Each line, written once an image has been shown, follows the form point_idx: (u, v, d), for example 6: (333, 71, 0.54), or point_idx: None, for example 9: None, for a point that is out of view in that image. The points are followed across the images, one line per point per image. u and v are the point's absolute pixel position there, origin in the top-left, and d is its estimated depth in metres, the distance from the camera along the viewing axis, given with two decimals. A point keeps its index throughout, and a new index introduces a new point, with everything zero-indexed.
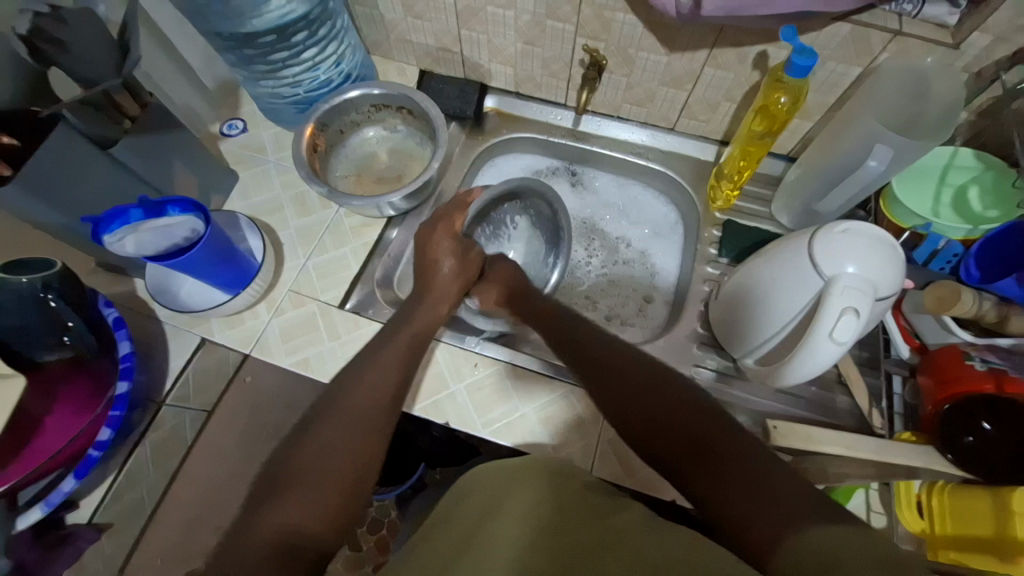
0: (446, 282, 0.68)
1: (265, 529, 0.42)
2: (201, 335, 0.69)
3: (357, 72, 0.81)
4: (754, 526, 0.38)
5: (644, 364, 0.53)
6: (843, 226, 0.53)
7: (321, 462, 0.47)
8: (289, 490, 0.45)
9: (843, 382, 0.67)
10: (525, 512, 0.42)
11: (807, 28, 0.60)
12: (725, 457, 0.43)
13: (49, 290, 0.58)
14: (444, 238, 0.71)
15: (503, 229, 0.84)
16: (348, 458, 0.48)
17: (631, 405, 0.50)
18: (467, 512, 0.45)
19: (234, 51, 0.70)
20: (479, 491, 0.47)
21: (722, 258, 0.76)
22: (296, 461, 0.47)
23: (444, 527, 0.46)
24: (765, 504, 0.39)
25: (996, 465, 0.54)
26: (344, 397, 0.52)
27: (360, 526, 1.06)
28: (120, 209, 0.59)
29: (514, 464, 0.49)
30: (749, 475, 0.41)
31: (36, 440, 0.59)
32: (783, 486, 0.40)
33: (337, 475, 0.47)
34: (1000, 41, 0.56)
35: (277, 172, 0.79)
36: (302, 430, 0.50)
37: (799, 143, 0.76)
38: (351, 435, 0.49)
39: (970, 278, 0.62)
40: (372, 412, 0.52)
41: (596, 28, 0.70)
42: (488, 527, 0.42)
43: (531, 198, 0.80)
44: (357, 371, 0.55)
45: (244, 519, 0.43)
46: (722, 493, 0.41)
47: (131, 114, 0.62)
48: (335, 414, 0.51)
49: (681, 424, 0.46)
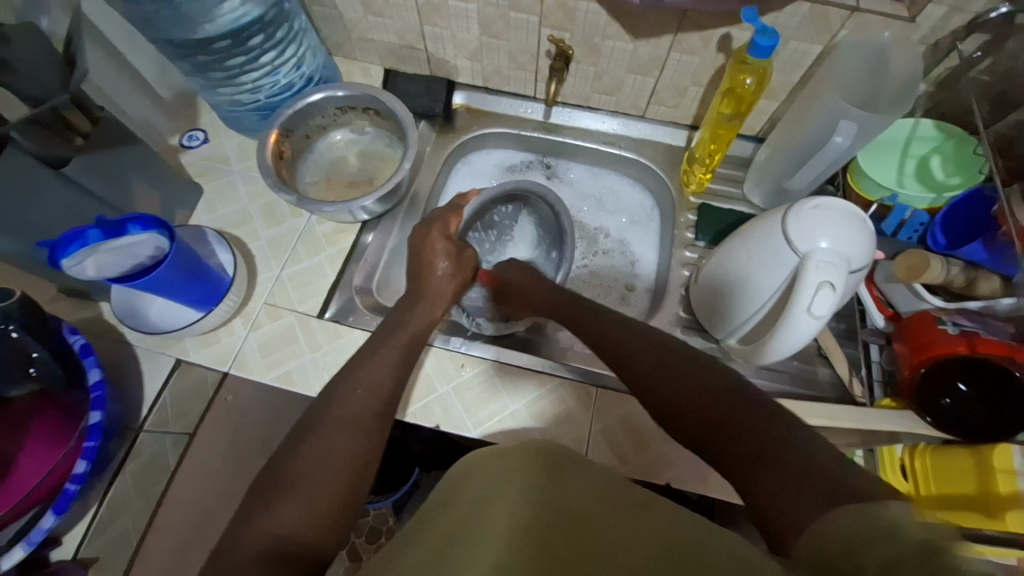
0: (441, 284, 0.67)
1: (259, 534, 0.41)
2: (175, 356, 0.66)
3: (319, 75, 0.79)
4: (776, 511, 0.37)
5: (654, 348, 0.55)
6: (813, 202, 0.54)
7: (317, 468, 0.46)
8: (284, 493, 0.44)
9: (823, 354, 0.68)
10: (518, 500, 0.41)
11: (767, 8, 0.61)
12: (752, 445, 0.41)
13: (9, 321, 0.56)
14: (438, 241, 0.70)
15: (507, 232, 0.84)
16: (344, 464, 0.47)
17: (653, 382, 0.51)
18: (467, 495, 0.44)
19: (188, 59, 0.67)
20: (476, 478, 0.45)
21: (699, 241, 0.76)
22: (287, 468, 0.46)
23: (442, 514, 0.44)
24: (785, 484, 0.38)
25: (975, 423, 0.55)
26: (336, 403, 0.51)
27: (358, 536, 1.06)
28: (77, 230, 0.56)
29: (509, 449, 0.47)
30: (771, 459, 0.40)
31: (13, 475, 0.58)
32: (804, 464, 0.38)
33: (333, 477, 0.46)
34: (954, 11, 0.58)
35: (243, 182, 0.77)
36: (297, 436, 0.49)
37: (767, 123, 0.77)
38: (349, 441, 0.48)
39: (937, 245, 0.65)
40: (363, 415, 0.51)
41: (559, 18, 0.70)
42: (489, 508, 0.41)
43: (534, 201, 0.81)
44: (344, 377, 0.54)
45: (235, 528, 0.43)
46: (752, 480, 0.40)
47: (82, 130, 0.59)
48: (330, 417, 0.50)
49: (709, 413, 0.46)
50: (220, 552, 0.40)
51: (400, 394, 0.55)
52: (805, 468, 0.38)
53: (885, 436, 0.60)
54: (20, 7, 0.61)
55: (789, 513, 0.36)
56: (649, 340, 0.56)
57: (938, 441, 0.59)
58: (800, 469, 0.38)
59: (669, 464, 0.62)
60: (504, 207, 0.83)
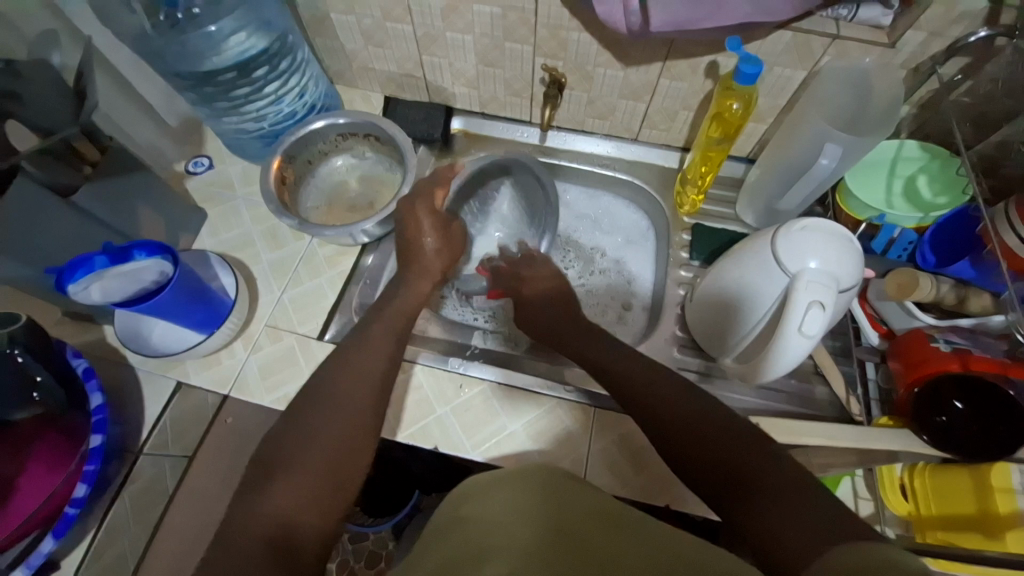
0: (429, 259, 0.70)
1: (257, 522, 0.41)
2: (177, 378, 0.68)
3: (321, 103, 0.82)
4: (785, 550, 0.37)
5: (656, 379, 0.55)
6: (801, 223, 0.55)
7: (315, 450, 0.46)
8: (281, 479, 0.44)
9: (819, 372, 0.68)
10: (521, 526, 0.41)
11: (751, 37, 0.63)
12: (759, 480, 0.42)
13: (14, 346, 0.57)
14: (423, 216, 0.71)
15: (490, 207, 0.87)
16: (340, 444, 0.48)
17: (656, 410, 0.52)
18: (471, 519, 0.43)
19: (194, 90, 0.70)
20: (482, 502, 0.45)
21: (693, 261, 0.78)
22: (287, 445, 0.47)
23: (444, 539, 0.43)
24: (795, 524, 0.38)
25: (970, 442, 0.55)
26: (336, 384, 0.52)
27: (358, 561, 1.05)
28: (83, 257, 0.58)
29: (517, 476, 0.47)
30: (780, 499, 0.40)
31: (14, 500, 0.58)
32: (806, 499, 0.39)
33: (328, 454, 0.47)
34: (933, 37, 0.60)
35: (246, 207, 0.78)
36: (286, 428, 0.49)
37: (757, 145, 0.79)
38: (346, 423, 0.49)
39: (926, 263, 0.66)
40: (356, 404, 0.51)
41: (552, 48, 0.72)
42: (495, 534, 0.41)
43: (519, 172, 0.82)
44: (344, 378, 0.53)
45: (237, 510, 0.43)
46: (761, 518, 0.39)
47: (91, 159, 0.63)
48: (324, 407, 0.50)
49: (716, 447, 0.46)
50: (224, 532, 0.41)
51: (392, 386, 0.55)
52: (809, 502, 0.39)
53: (883, 456, 0.59)
54: (34, 43, 0.63)
55: (789, 544, 0.37)
56: (643, 369, 0.57)
57: (936, 460, 0.59)
58: (807, 509, 0.38)
59: (668, 485, 0.62)
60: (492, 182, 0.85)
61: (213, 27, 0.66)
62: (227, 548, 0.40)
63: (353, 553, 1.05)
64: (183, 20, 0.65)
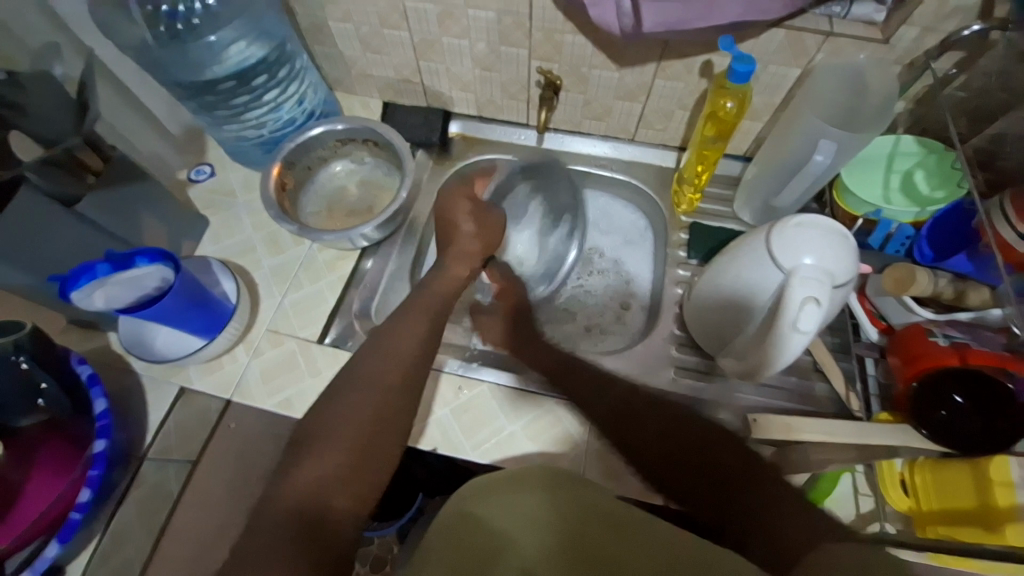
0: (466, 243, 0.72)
1: (287, 501, 0.45)
2: (180, 384, 0.68)
3: (320, 110, 0.83)
4: None
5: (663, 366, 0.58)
6: (796, 220, 0.56)
7: (342, 429, 0.50)
8: (309, 456, 0.48)
9: (819, 369, 0.69)
10: (540, 526, 0.41)
11: (744, 36, 0.63)
12: None
13: (20, 353, 0.57)
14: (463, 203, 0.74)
15: (520, 214, 0.87)
16: (362, 424, 0.51)
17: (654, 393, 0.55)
18: (485, 520, 0.42)
19: (194, 99, 0.70)
20: (492, 500, 0.44)
21: (692, 259, 0.78)
22: (316, 421, 0.51)
23: (452, 538, 0.42)
24: None
25: (972, 437, 0.54)
26: (361, 364, 0.55)
27: (363, 565, 1.05)
28: (86, 264, 0.59)
29: (522, 476, 0.46)
30: None
31: (19, 504, 0.60)
32: None
33: (353, 436, 0.50)
34: (927, 31, 0.60)
35: (247, 213, 0.79)
36: (318, 408, 0.53)
37: (753, 143, 0.79)
38: (371, 403, 0.52)
39: (924, 257, 0.66)
40: (383, 386, 0.54)
41: (547, 51, 0.73)
42: (513, 536, 0.41)
43: (546, 174, 0.86)
44: (371, 358, 0.56)
45: (274, 485, 0.47)
46: None
47: (95, 168, 0.65)
48: (351, 387, 0.54)
49: None
50: (260, 506, 0.46)
51: (414, 363, 0.57)
52: None
53: (884, 451, 0.59)
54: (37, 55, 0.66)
55: None
56: None
57: (936, 454, 0.58)
58: None
59: None
60: (521, 187, 0.87)
61: (213, 38, 0.67)
62: (260, 522, 0.44)
63: (359, 557, 1.05)
64: (183, 30, 0.68)
